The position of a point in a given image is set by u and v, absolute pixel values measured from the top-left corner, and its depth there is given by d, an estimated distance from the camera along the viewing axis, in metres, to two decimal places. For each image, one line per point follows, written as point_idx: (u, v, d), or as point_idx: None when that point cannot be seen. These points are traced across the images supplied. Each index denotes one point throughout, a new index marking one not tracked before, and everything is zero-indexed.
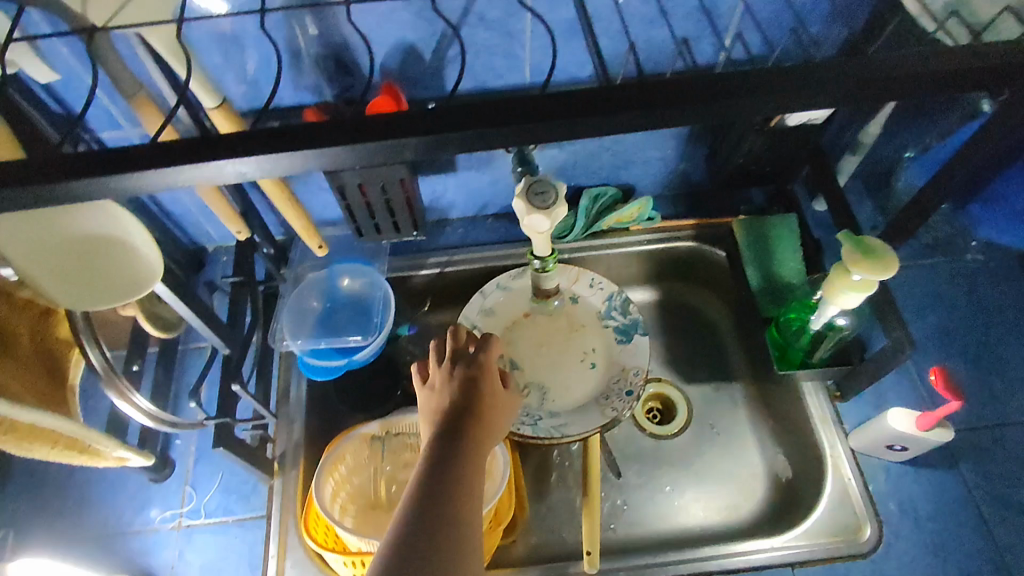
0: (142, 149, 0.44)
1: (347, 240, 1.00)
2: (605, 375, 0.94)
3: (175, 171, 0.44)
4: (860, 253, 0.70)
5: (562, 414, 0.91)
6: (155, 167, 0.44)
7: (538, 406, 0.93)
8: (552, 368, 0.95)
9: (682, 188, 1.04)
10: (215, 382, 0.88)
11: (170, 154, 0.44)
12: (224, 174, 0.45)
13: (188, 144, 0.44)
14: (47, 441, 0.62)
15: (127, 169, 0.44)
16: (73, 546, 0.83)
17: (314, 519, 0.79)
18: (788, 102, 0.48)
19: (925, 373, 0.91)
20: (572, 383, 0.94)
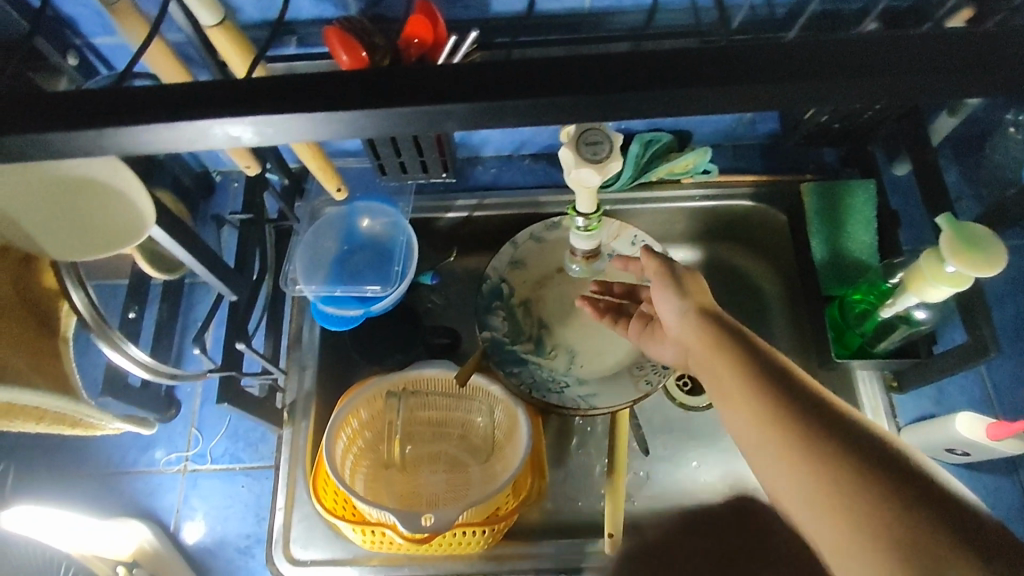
0: (106, 93, 0.34)
1: (368, 175, 0.91)
2: (640, 343, 0.87)
3: (159, 131, 0.34)
4: (962, 245, 0.60)
5: (592, 383, 0.85)
6: (118, 126, 0.34)
7: (566, 370, 0.87)
8: (585, 331, 0.89)
9: (745, 138, 0.92)
10: (223, 323, 0.83)
11: (141, 102, 0.34)
12: (212, 139, 0.35)
13: (165, 92, 0.34)
14: (31, 416, 0.57)
15: (87, 126, 0.34)
16: (77, 482, 0.81)
17: (323, 479, 0.75)
18: (955, 74, 0.37)
19: (994, 368, 0.82)
20: (604, 349, 0.87)
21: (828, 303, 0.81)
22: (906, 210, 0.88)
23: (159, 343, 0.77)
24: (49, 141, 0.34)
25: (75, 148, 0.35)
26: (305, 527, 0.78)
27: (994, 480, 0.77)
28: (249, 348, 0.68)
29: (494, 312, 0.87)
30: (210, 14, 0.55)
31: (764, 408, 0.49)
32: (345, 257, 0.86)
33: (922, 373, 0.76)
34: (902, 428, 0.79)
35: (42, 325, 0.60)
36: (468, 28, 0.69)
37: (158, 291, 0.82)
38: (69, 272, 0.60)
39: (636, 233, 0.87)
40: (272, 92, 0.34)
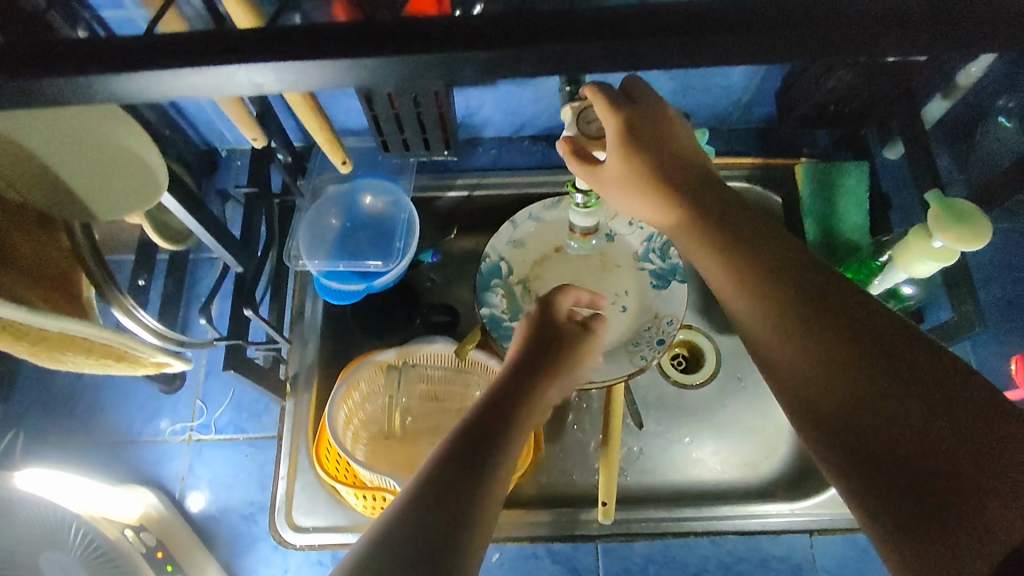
0: (113, 41, 0.33)
1: (370, 153, 0.92)
2: (635, 320, 0.88)
3: (176, 76, 0.33)
4: (948, 219, 0.62)
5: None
6: (140, 68, 0.33)
7: None
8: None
9: (741, 122, 0.94)
10: (227, 297, 0.84)
11: (148, 49, 0.33)
12: (233, 84, 0.34)
13: (191, 37, 0.33)
14: (82, 349, 0.55)
15: (111, 69, 0.33)
16: (83, 450, 0.82)
17: (326, 446, 0.76)
18: None
19: (980, 348, 0.84)
20: None
21: None
22: None
23: (165, 314, 0.79)
24: (70, 87, 0.34)
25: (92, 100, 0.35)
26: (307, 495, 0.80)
27: None
28: (256, 314, 0.69)
29: (493, 288, 0.88)
30: None
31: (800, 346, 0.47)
32: (347, 234, 0.88)
33: None
34: None
35: (62, 280, 0.58)
36: None
37: (163, 264, 0.84)
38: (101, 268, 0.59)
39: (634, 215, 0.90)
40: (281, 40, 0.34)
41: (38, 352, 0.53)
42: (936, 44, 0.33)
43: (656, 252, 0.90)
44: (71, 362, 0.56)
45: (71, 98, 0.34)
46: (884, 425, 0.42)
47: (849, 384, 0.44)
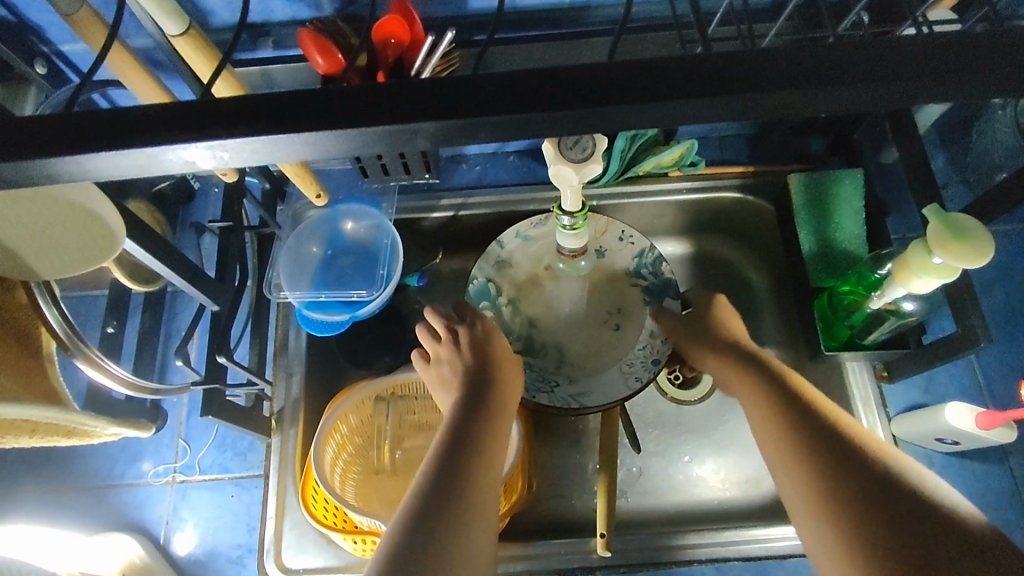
0: (22, 117, 0.28)
1: (351, 176, 0.90)
2: (629, 340, 0.85)
3: (88, 160, 0.28)
4: (949, 235, 0.59)
5: (583, 381, 0.84)
6: (49, 153, 0.28)
7: (556, 369, 0.85)
8: (572, 328, 0.87)
9: (731, 129, 0.91)
10: (207, 332, 0.82)
11: (57, 130, 0.28)
12: (164, 163, 0.29)
13: (105, 113, 0.28)
14: (25, 432, 0.56)
15: (13, 157, 0.28)
16: (64, 497, 0.80)
17: (313, 488, 0.74)
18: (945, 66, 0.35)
19: (985, 356, 0.81)
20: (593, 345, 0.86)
21: (818, 294, 0.81)
22: (894, 197, 0.88)
23: (142, 355, 0.76)
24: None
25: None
26: (296, 535, 0.77)
27: (985, 466, 0.78)
28: (230, 361, 0.67)
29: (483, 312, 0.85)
30: (175, 24, 0.53)
31: (783, 429, 0.55)
32: (330, 262, 0.85)
33: (913, 362, 0.77)
34: (893, 417, 0.79)
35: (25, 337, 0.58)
36: (444, 25, 0.67)
37: (139, 301, 0.81)
38: (42, 290, 0.58)
39: (623, 229, 0.85)
40: (217, 103, 0.28)
41: None
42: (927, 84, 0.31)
43: (649, 267, 0.85)
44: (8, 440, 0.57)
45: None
46: (871, 498, 0.48)
47: (841, 466, 0.50)
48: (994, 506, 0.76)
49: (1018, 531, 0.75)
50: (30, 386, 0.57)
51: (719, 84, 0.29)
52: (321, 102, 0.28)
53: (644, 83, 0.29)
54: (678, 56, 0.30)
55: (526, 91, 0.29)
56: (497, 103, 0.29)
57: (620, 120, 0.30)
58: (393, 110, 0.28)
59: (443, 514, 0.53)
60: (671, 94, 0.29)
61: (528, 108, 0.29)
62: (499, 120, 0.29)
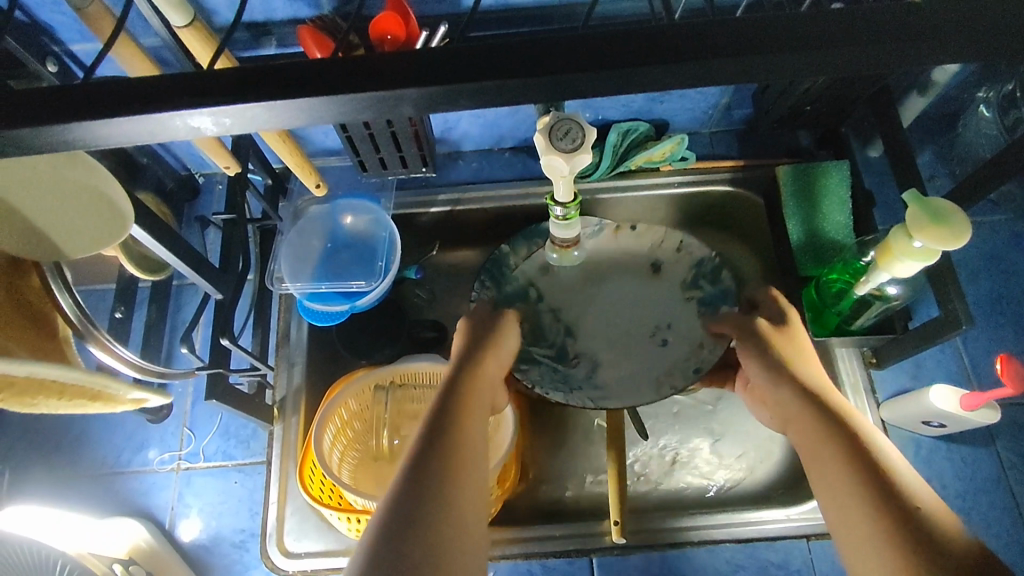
0: (44, 89, 0.31)
1: (350, 173, 0.92)
2: (673, 356, 0.78)
3: (109, 126, 0.31)
4: (926, 218, 0.61)
5: (612, 382, 0.78)
6: (70, 118, 0.31)
7: (584, 378, 0.79)
8: (617, 335, 0.81)
9: (721, 125, 0.94)
10: (211, 323, 0.84)
11: (76, 101, 0.31)
12: (172, 130, 0.32)
13: (121, 85, 0.31)
14: (52, 393, 0.55)
15: (36, 123, 0.31)
16: (71, 483, 0.82)
17: (311, 467, 0.76)
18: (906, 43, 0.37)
19: (973, 345, 0.83)
20: (634, 358, 0.79)
21: (806, 282, 0.83)
22: (881, 190, 0.90)
23: (148, 344, 0.78)
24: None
25: (14, 149, 0.32)
26: (297, 521, 0.79)
27: (972, 451, 0.79)
28: (234, 345, 0.70)
29: (516, 310, 0.80)
30: (180, 16, 0.56)
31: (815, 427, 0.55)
32: (330, 255, 0.87)
33: (898, 348, 0.78)
34: (881, 402, 0.81)
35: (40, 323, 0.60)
36: (439, 22, 0.70)
37: (145, 293, 0.83)
38: (54, 275, 0.60)
39: (682, 239, 0.81)
40: (223, 78, 0.31)
41: (10, 402, 0.52)
42: (870, 57, 0.34)
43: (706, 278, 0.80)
44: (36, 404, 0.55)
45: (4, 152, 0.32)
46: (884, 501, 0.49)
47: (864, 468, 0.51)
48: (982, 489, 0.78)
49: (1005, 514, 0.76)
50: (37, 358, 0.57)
51: (673, 56, 0.33)
52: (314, 74, 0.31)
53: (608, 58, 0.32)
54: (639, 34, 0.33)
55: (501, 63, 0.32)
56: (476, 79, 0.32)
57: (587, 86, 0.33)
58: (379, 79, 0.31)
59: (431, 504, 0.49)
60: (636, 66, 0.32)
61: (505, 79, 0.32)
62: (479, 87, 0.32)
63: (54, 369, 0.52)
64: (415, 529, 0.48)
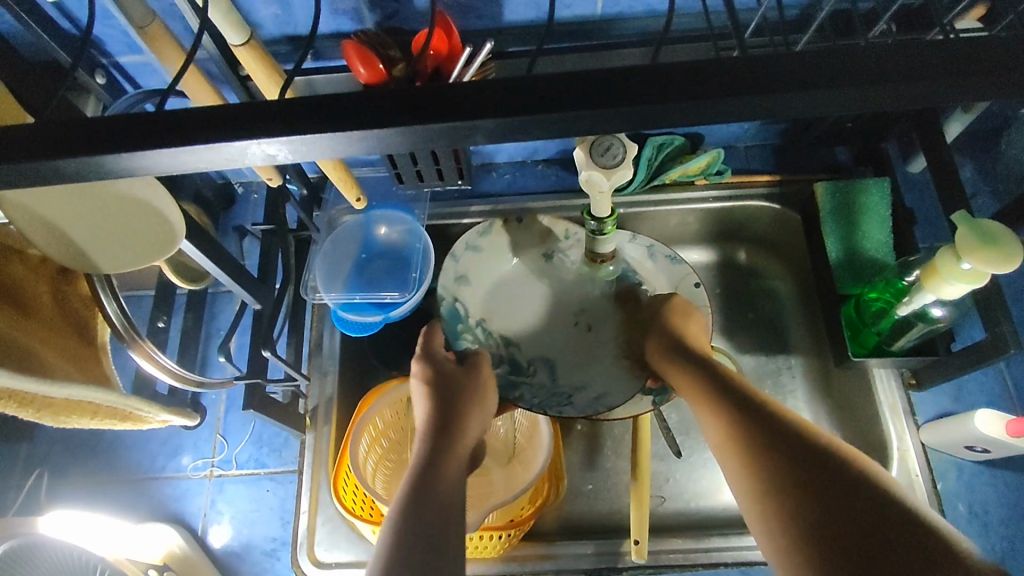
0: (121, 118, 0.32)
1: (384, 183, 0.92)
2: (610, 335, 0.82)
3: (183, 153, 0.31)
4: (976, 241, 0.60)
5: (587, 381, 0.80)
6: (145, 146, 0.31)
7: (550, 382, 0.81)
8: (557, 343, 0.83)
9: (756, 139, 0.93)
10: (246, 331, 0.85)
11: (153, 129, 0.31)
12: (245, 157, 0.32)
13: (193, 112, 0.31)
14: (87, 413, 0.57)
15: (113, 150, 0.31)
16: (106, 486, 0.83)
17: (344, 477, 0.76)
18: None
19: (1017, 370, 0.81)
20: (585, 359, 0.82)
21: (845, 301, 0.81)
22: (921, 208, 0.88)
23: (185, 352, 0.79)
24: (67, 167, 0.32)
25: (86, 173, 0.33)
26: (328, 531, 0.79)
27: (1017, 477, 0.77)
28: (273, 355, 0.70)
29: (462, 336, 0.80)
30: (238, 34, 0.57)
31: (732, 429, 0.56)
32: (364, 265, 0.87)
33: (940, 370, 0.77)
34: (922, 425, 0.79)
35: (81, 331, 0.62)
36: (481, 37, 0.70)
37: (182, 301, 0.84)
38: (102, 283, 0.62)
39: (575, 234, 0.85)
40: (296, 106, 0.31)
41: (49, 417, 0.54)
42: (948, 86, 0.33)
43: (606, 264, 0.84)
44: (71, 422, 0.58)
45: (78, 178, 0.33)
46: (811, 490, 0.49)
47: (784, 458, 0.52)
48: None
49: None
50: (80, 367, 0.58)
51: (744, 86, 0.32)
52: (389, 101, 0.32)
53: (678, 87, 0.32)
54: (709, 66, 0.33)
55: (571, 92, 0.32)
56: (547, 111, 0.31)
57: (656, 117, 0.33)
58: (451, 107, 0.31)
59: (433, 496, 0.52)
60: (705, 98, 0.32)
61: (576, 108, 0.31)
62: (551, 117, 0.32)
63: (86, 392, 0.53)
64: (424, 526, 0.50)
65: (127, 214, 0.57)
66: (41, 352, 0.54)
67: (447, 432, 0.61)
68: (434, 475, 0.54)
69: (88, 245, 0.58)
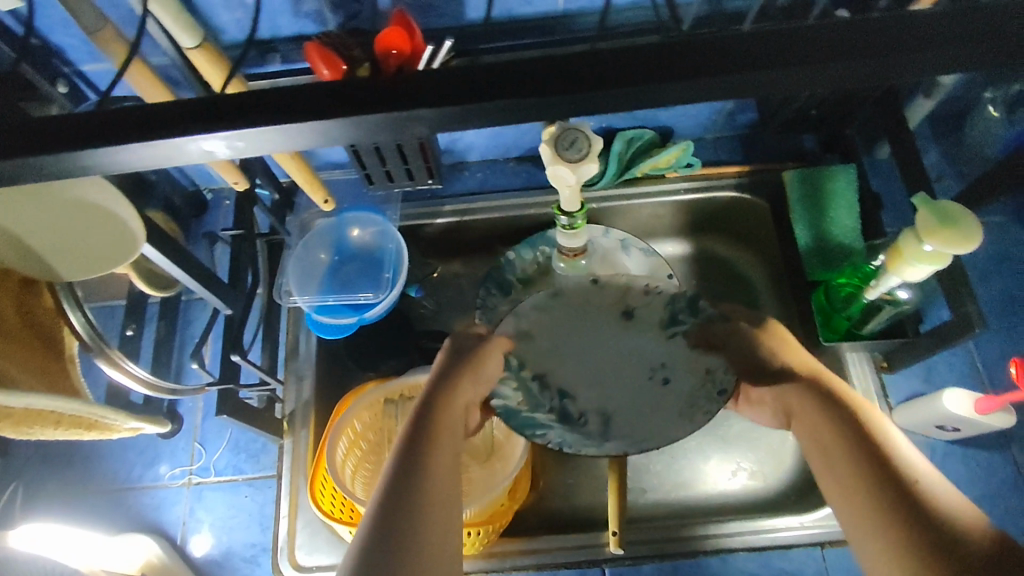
0: (58, 118, 0.32)
1: (356, 185, 0.92)
2: (688, 389, 0.62)
3: (121, 152, 0.31)
4: (936, 222, 0.61)
5: (630, 430, 0.62)
6: (86, 146, 0.31)
7: (591, 436, 0.63)
8: (612, 392, 0.64)
9: (725, 130, 0.93)
10: (220, 338, 0.85)
11: (90, 127, 0.31)
12: (188, 154, 0.32)
13: (130, 111, 0.31)
14: (47, 422, 0.57)
15: (54, 151, 0.31)
16: (82, 498, 0.82)
17: (321, 480, 0.76)
18: None
19: (987, 351, 0.82)
20: (638, 407, 0.63)
21: (815, 288, 0.82)
22: (889, 193, 0.90)
23: (158, 360, 0.79)
24: (8, 169, 0.32)
25: (28, 175, 0.33)
26: (308, 534, 0.79)
27: (987, 455, 0.78)
28: (244, 360, 0.70)
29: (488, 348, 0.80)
30: (190, 38, 0.58)
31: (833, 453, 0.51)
32: (337, 267, 0.87)
33: (910, 352, 0.78)
34: (894, 407, 0.80)
35: (48, 342, 0.60)
36: (444, 37, 0.70)
37: (154, 309, 0.83)
38: (66, 292, 0.62)
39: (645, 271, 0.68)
40: (231, 100, 0.31)
41: (8, 427, 0.55)
42: (884, 68, 0.34)
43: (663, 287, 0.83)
44: (33, 431, 0.58)
45: (21, 181, 0.33)
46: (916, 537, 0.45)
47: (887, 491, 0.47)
48: (999, 493, 0.77)
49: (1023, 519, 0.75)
50: (46, 380, 0.57)
51: (678, 72, 0.33)
52: (329, 95, 0.32)
53: (616, 75, 0.33)
54: (642, 49, 0.33)
55: (508, 80, 0.32)
56: (481, 102, 0.32)
57: (595, 106, 0.34)
58: (391, 101, 0.32)
59: (408, 513, 0.48)
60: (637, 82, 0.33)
61: (512, 97, 0.32)
62: (490, 109, 0.32)
63: (46, 400, 0.52)
64: (396, 541, 0.47)
65: (83, 223, 0.56)
66: (1, 363, 0.53)
67: (439, 414, 0.55)
68: (413, 483, 0.50)
69: (51, 252, 0.59)
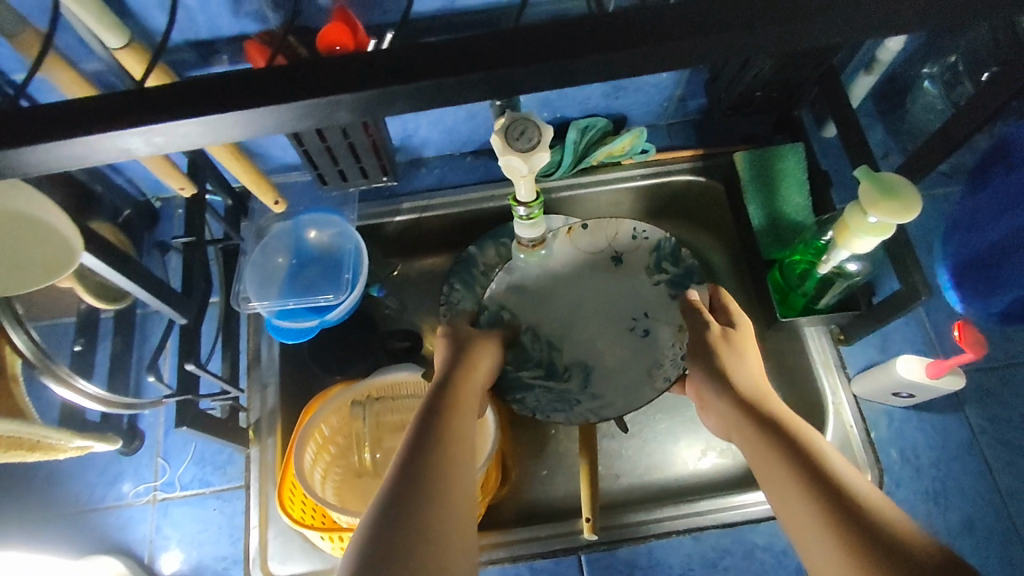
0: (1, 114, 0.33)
1: (311, 187, 0.91)
2: (654, 346, 0.78)
3: (58, 148, 0.34)
4: (877, 193, 0.63)
5: (608, 393, 0.78)
6: (20, 143, 0.33)
7: (579, 389, 0.79)
8: (595, 344, 0.80)
9: (677, 116, 0.94)
10: (178, 350, 0.83)
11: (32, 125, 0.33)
12: (121, 146, 0.34)
13: (70, 108, 0.33)
14: None
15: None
16: (42, 522, 0.80)
17: (289, 486, 0.75)
18: (852, 25, 0.37)
19: (937, 317, 0.85)
20: (617, 356, 0.79)
21: (770, 266, 0.84)
22: (838, 170, 0.92)
23: (113, 376, 0.77)
24: None
25: None
26: (280, 543, 0.78)
27: (943, 418, 0.81)
28: (200, 368, 0.69)
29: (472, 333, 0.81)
30: (116, 37, 0.57)
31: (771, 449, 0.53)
32: (297, 271, 0.86)
33: (863, 324, 0.80)
34: (852, 377, 0.82)
35: None
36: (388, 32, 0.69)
37: (108, 324, 0.81)
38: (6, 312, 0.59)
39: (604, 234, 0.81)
40: (162, 97, 0.34)
41: None
42: None
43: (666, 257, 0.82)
44: None
45: None
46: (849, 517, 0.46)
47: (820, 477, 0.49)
48: (955, 456, 0.79)
49: (978, 478, 0.78)
50: None
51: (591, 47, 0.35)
52: (256, 86, 0.34)
53: None
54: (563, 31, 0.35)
55: (440, 59, 0.35)
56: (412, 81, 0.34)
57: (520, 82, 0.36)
58: None
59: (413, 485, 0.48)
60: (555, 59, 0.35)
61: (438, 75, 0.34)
62: (412, 87, 0.35)
63: None
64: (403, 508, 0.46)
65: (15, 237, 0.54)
66: None
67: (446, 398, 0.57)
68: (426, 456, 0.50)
69: None
